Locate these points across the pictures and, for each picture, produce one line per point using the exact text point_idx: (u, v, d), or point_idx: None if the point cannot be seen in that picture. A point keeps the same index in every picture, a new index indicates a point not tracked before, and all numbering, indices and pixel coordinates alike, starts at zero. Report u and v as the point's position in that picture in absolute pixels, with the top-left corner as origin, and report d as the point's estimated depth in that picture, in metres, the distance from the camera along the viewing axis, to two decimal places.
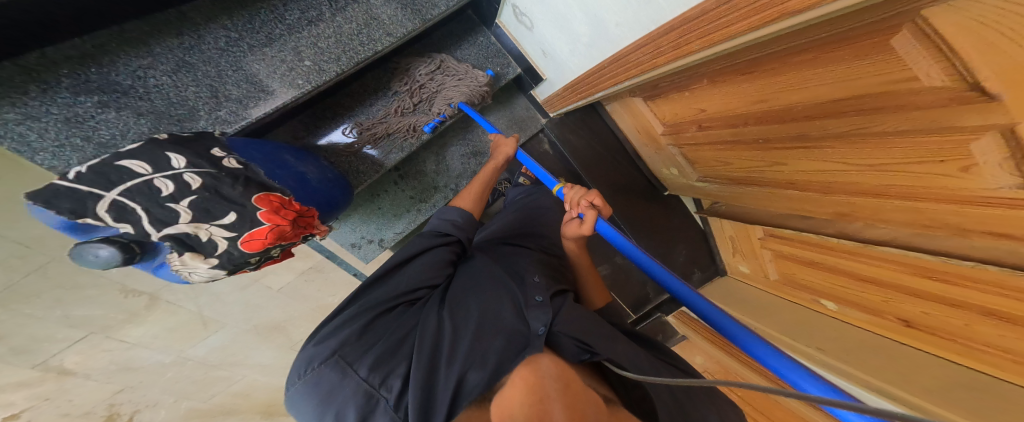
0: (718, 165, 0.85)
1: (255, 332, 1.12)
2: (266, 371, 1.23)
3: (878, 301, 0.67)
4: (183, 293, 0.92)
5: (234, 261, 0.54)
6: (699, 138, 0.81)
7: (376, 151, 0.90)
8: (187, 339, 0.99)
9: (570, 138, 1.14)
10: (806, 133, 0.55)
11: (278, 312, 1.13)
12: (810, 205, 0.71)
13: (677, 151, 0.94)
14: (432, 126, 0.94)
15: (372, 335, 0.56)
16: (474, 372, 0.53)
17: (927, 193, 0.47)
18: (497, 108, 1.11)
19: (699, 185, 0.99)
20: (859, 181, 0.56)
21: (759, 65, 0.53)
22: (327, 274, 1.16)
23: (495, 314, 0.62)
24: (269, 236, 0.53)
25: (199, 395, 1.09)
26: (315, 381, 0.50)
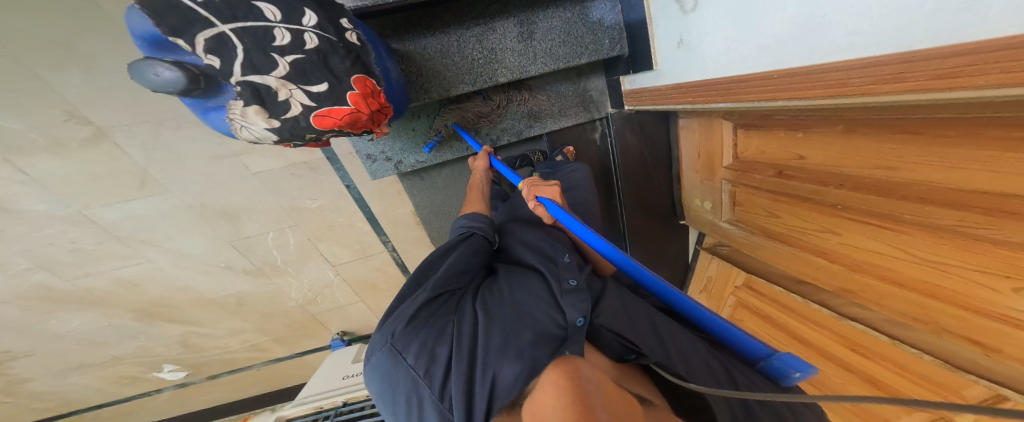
0: (763, 215, 0.86)
1: (197, 211, 1.03)
2: (180, 262, 1.12)
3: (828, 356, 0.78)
4: (137, 140, 0.90)
5: (292, 133, 0.53)
6: (768, 183, 0.79)
7: (450, 79, 0.79)
8: (109, 193, 0.94)
9: (627, 136, 1.09)
10: (898, 214, 0.54)
11: (238, 196, 1.03)
12: (821, 275, 0.75)
13: (728, 188, 0.95)
14: (515, 75, 0.80)
15: (416, 322, 0.50)
16: (507, 368, 0.43)
17: (954, 296, 0.51)
18: (575, 78, 1.01)
19: (725, 226, 1.02)
20: (902, 271, 0.57)
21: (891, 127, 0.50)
22: (320, 176, 1.06)
23: (530, 302, 0.52)
24: (343, 119, 0.54)
25: (61, 272, 1.04)
26: (375, 370, 0.48)
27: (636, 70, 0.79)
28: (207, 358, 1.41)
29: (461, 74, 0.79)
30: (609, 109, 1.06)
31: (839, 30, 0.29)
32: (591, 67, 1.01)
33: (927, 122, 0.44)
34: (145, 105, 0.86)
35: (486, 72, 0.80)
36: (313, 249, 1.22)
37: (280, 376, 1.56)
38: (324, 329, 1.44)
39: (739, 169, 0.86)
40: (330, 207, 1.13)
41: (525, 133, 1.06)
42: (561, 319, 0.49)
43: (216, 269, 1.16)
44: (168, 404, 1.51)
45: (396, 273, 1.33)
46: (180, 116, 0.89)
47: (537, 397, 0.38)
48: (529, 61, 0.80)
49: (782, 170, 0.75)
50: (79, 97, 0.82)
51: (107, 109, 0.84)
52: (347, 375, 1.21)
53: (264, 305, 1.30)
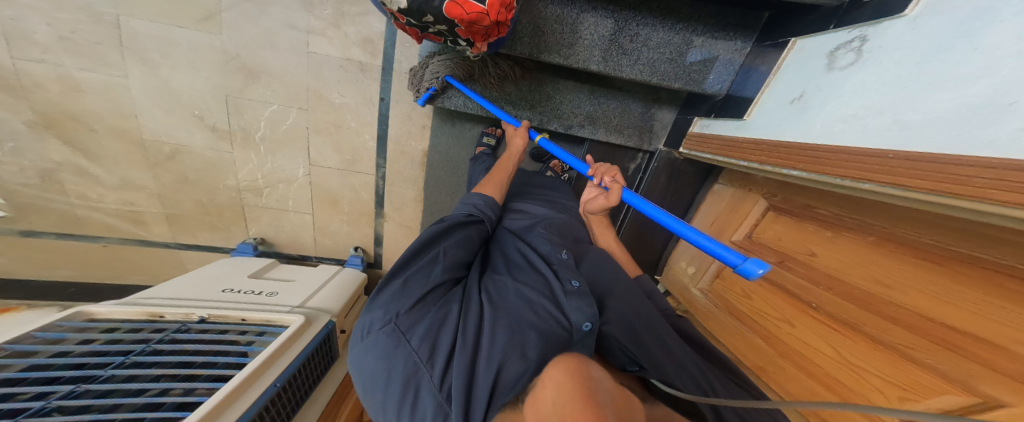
0: (739, 292, 0.90)
1: (227, 61, 0.99)
2: (148, 90, 1.02)
3: None
4: None
5: (419, 9, 0.55)
6: (765, 267, 0.83)
7: (551, 44, 0.78)
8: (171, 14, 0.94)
9: (660, 178, 1.10)
10: (858, 324, 0.61)
11: (276, 62, 1.00)
12: (747, 352, 0.85)
13: (721, 260, 0.98)
14: (606, 68, 0.81)
15: (424, 304, 0.57)
16: (511, 364, 0.49)
17: (843, 392, 0.62)
18: (651, 103, 1.04)
19: (694, 292, 1.07)
20: (825, 365, 0.66)
21: (902, 243, 0.56)
22: (363, 79, 1.03)
23: (535, 306, 0.60)
24: (468, 15, 0.55)
25: (21, 43, 0.93)
26: (372, 349, 0.52)
27: (717, 115, 0.84)
28: (51, 204, 1.17)
29: (559, 44, 0.79)
30: (660, 146, 1.09)
31: (1003, 125, 0.31)
32: (670, 99, 1.04)
33: (938, 251, 0.51)
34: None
35: (585, 51, 0.79)
36: (302, 138, 1.11)
37: (116, 268, 1.30)
38: (240, 227, 1.27)
39: (745, 247, 0.91)
40: (350, 109, 1.07)
41: (576, 129, 1.06)
42: (563, 329, 0.56)
43: (183, 113, 1.05)
44: None
45: (369, 202, 1.23)
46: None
47: (538, 392, 0.39)
48: (628, 63, 0.81)
49: (784, 259, 0.79)
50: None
51: None
52: (229, 289, 0.93)
53: (194, 172, 1.16)
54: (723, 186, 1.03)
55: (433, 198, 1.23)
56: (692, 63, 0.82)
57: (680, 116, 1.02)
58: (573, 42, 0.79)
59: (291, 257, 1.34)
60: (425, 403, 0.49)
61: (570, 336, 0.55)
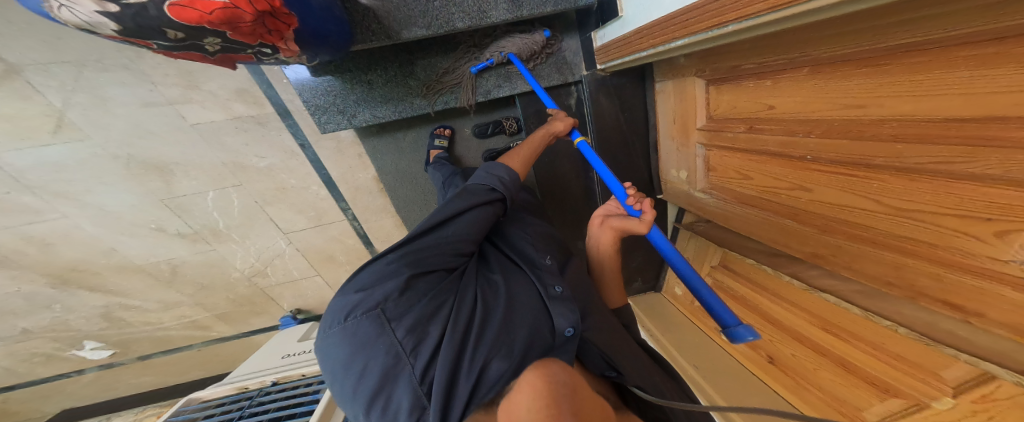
0: (737, 177, 0.81)
1: (123, 163, 0.98)
2: (94, 220, 1.05)
3: (766, 341, 0.96)
4: (55, 81, 0.86)
5: (143, 26, 0.39)
6: (740, 141, 0.74)
7: (405, 21, 0.72)
8: (22, 136, 0.89)
9: (602, 101, 1.02)
10: (866, 158, 0.47)
11: (169, 149, 0.99)
12: (791, 242, 0.70)
13: (704, 153, 0.89)
14: (474, 21, 0.75)
15: (415, 290, 0.52)
16: (499, 361, 0.48)
17: (923, 252, 0.45)
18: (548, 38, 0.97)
19: (699, 196, 0.98)
20: (883, 225, 0.50)
21: (855, 54, 0.44)
22: (268, 132, 1.02)
23: (524, 303, 0.59)
24: (214, 15, 0.41)
25: None
26: (353, 334, 0.47)
27: (604, 23, 0.79)
28: (135, 334, 1.34)
29: (412, 15, 0.72)
30: (582, 72, 1.01)
31: None
32: (564, 26, 0.98)
33: (875, 41, 0.40)
34: (65, 46, 0.83)
35: (443, 15, 0.73)
36: (260, 214, 1.15)
37: (225, 359, 1.51)
38: (275, 306, 1.37)
39: (713, 129, 0.81)
40: (281, 167, 1.08)
41: (494, 93, 1.00)
42: (551, 329, 0.56)
43: (148, 230, 1.10)
44: (89, 388, 1.45)
45: (356, 245, 1.27)
46: (105, 59, 0.86)
47: (514, 395, 0.43)
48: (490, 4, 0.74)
49: (752, 124, 0.69)
50: None
51: (20, 46, 0.81)
52: (288, 354, 1.14)
53: (202, 277, 1.24)
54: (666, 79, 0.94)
55: (410, 219, 1.23)
56: None
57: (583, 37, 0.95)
58: (427, 11, 0.72)
59: None
60: (402, 395, 0.46)
61: (553, 340, 0.55)
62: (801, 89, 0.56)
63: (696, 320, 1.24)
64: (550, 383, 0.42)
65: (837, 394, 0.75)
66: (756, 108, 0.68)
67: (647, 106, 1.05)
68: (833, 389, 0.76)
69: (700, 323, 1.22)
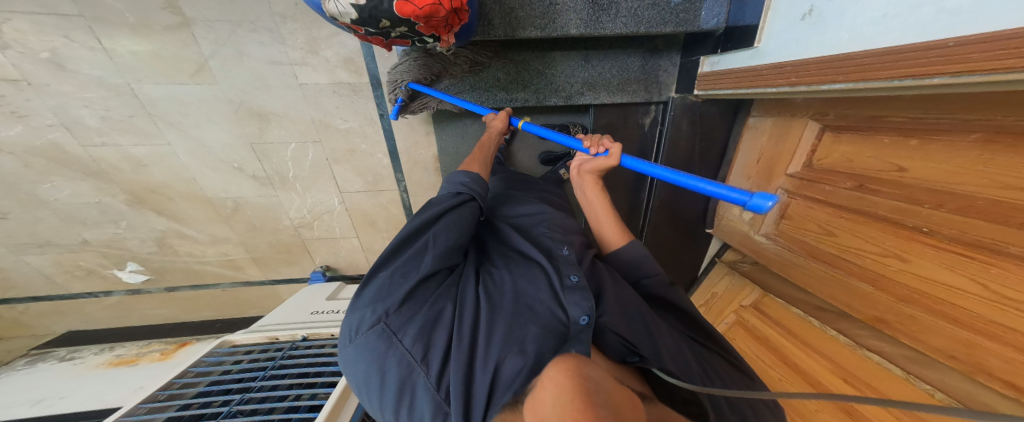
0: (815, 229, 0.78)
1: (235, 107, 1.06)
2: (192, 153, 1.14)
3: (774, 378, 0.97)
4: (213, 36, 0.96)
5: (371, 15, 0.56)
6: (839, 196, 0.71)
7: (524, 18, 0.74)
8: (163, 74, 0.99)
9: (682, 125, 1.01)
10: (998, 245, 0.45)
11: (275, 102, 1.06)
12: (854, 301, 0.70)
13: (784, 198, 0.86)
14: (587, 29, 0.75)
15: (415, 303, 0.60)
16: (511, 360, 0.54)
17: (1010, 339, 0.45)
18: (647, 54, 0.96)
19: (757, 239, 0.96)
20: (976, 310, 0.49)
21: (1016, 137, 0.42)
22: (358, 99, 1.06)
23: (531, 301, 0.65)
24: (421, 9, 0.55)
25: (78, 133, 1.07)
26: (364, 349, 0.56)
27: (725, 49, 0.77)
28: (175, 264, 1.44)
29: (533, 16, 0.73)
30: (670, 94, 1.00)
31: None
32: (668, 44, 0.95)
33: None
34: (234, 6, 0.92)
35: (560, 17, 0.74)
36: (326, 171, 1.20)
37: (240, 305, 1.58)
38: (307, 258, 1.44)
39: (807, 178, 0.78)
40: (358, 131, 1.12)
41: (576, 98, 1.00)
42: (563, 320, 0.62)
43: (225, 168, 1.18)
44: (106, 312, 1.52)
45: (400, 215, 1.32)
46: (258, 21, 0.95)
47: (537, 394, 0.43)
48: (609, 17, 0.75)
49: (864, 182, 0.66)
50: None
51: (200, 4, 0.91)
52: (317, 310, 1.17)
53: (257, 218, 1.31)
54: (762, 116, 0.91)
55: None
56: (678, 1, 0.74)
57: (685, 59, 0.93)
58: (546, 9, 0.73)
59: (354, 277, 1.50)
60: (422, 400, 0.53)
61: (569, 329, 0.60)
62: (932, 158, 0.54)
63: None
64: (571, 379, 0.41)
65: None
66: (880, 167, 0.63)
67: (728, 138, 1.02)
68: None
69: None
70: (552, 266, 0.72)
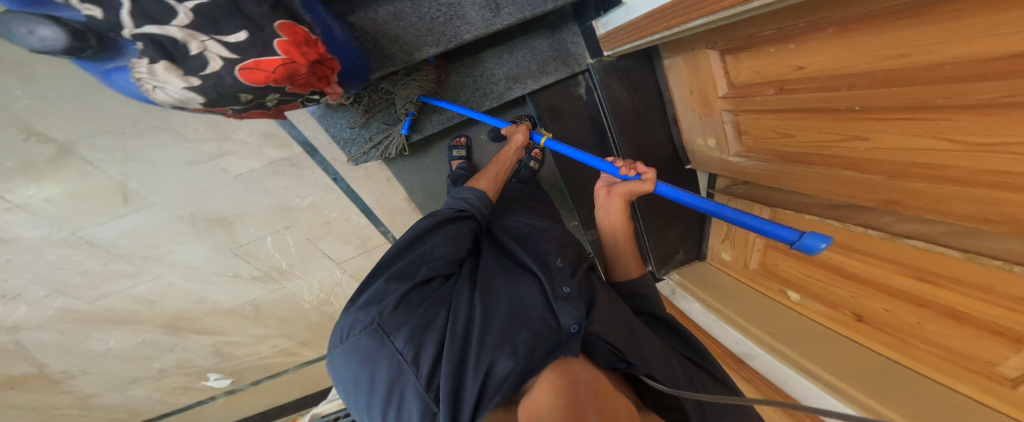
0: (773, 135, 0.77)
1: (189, 222, 1.00)
2: (184, 275, 1.17)
3: (847, 297, 0.89)
4: (105, 154, 0.82)
5: (221, 93, 0.49)
6: (772, 103, 0.72)
7: (410, 36, 0.73)
8: (89, 214, 0.90)
9: (614, 86, 1.04)
10: (926, 103, 0.43)
11: (226, 204, 0.99)
12: (847, 191, 0.65)
13: (731, 118, 0.86)
14: (481, 30, 0.77)
15: (408, 306, 0.64)
16: (500, 362, 0.58)
17: (991, 182, 0.40)
18: (549, 34, 1.00)
19: (734, 160, 0.93)
20: (951, 166, 0.45)
21: (876, 18, 0.44)
22: (301, 172, 0.97)
23: (524, 304, 0.68)
24: (275, 72, 0.50)
25: (78, 294, 1.10)
26: (361, 348, 0.60)
27: (607, 10, 0.84)
28: (243, 364, 1.55)
29: (421, 35, 0.74)
30: (588, 61, 1.03)
31: None
32: (562, 18, 1.00)
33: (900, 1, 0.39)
34: (101, 116, 0.77)
35: (451, 30, 0.76)
36: (314, 248, 1.25)
37: (320, 375, 1.74)
38: None
39: (738, 95, 0.80)
40: (322, 203, 1.11)
41: (507, 95, 1.02)
42: (554, 325, 0.65)
43: (224, 277, 1.22)
44: (223, 410, 1.68)
45: None
46: (139, 123, 0.80)
47: (534, 397, 0.50)
48: (496, 13, 0.77)
49: (783, 86, 0.68)
50: (26, 110, 0.71)
51: (56, 122, 0.74)
52: None
53: (281, 310, 1.41)
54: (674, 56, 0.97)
55: None
56: None
57: (584, 26, 0.97)
58: (429, 23, 0.73)
59: None
60: (412, 401, 0.57)
61: (559, 336, 0.62)
62: (839, 41, 0.53)
63: (761, 287, 1.21)
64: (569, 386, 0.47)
65: (947, 347, 0.66)
66: (781, 72, 0.67)
67: (660, 81, 1.05)
68: (941, 341, 0.67)
69: (767, 291, 1.18)
70: (546, 273, 0.75)
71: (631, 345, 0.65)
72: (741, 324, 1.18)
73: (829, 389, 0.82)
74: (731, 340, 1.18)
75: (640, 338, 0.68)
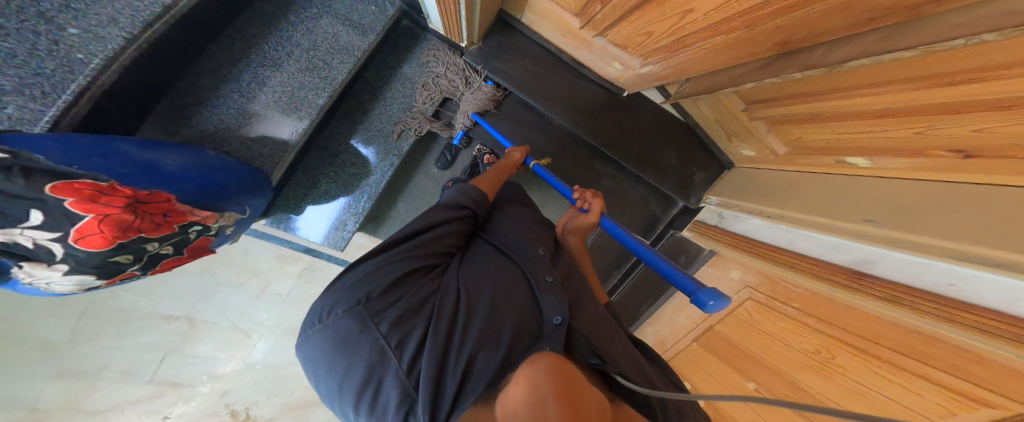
0: (641, 38, 0.85)
1: (290, 334, 1.33)
2: None
3: (913, 133, 0.58)
4: (215, 311, 1.14)
5: (93, 261, 0.55)
6: (609, 13, 0.81)
7: (276, 127, 0.92)
8: (242, 347, 1.25)
9: (499, 65, 1.11)
10: None
11: (301, 315, 1.32)
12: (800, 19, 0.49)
13: (604, 39, 0.94)
14: (329, 86, 0.97)
15: (396, 289, 0.53)
16: (486, 353, 0.48)
17: None
18: (407, 53, 1.15)
19: (644, 72, 0.95)
20: None
21: None
22: (321, 270, 1.31)
23: (512, 295, 0.58)
24: (104, 230, 0.52)
25: (282, 392, 1.38)
26: (337, 331, 0.48)
27: (420, 12, 1.07)
28: None
29: (284, 118, 0.92)
30: (460, 58, 1.15)
31: None
32: (405, 38, 1.15)
33: None
34: (183, 292, 1.06)
35: (302, 100, 0.94)
36: None
37: None
38: None
39: (587, 21, 0.90)
40: None
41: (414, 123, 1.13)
42: (538, 318, 0.56)
43: None
44: None
45: None
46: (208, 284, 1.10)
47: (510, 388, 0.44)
48: (329, 71, 0.98)
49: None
50: (148, 305, 1.01)
51: (172, 303, 1.05)
52: None
53: None
54: (527, 15, 1.07)
55: None
56: (355, 15, 1.01)
57: (422, 31, 1.15)
58: (281, 104, 0.92)
59: None
60: (388, 390, 0.45)
61: (541, 331, 0.54)
62: None
63: (805, 168, 0.88)
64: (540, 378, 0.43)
65: None
66: None
67: (538, 44, 1.14)
68: None
69: (814, 167, 0.85)
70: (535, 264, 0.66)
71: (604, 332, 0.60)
72: (811, 224, 0.75)
73: (910, 251, 0.51)
74: (812, 247, 0.73)
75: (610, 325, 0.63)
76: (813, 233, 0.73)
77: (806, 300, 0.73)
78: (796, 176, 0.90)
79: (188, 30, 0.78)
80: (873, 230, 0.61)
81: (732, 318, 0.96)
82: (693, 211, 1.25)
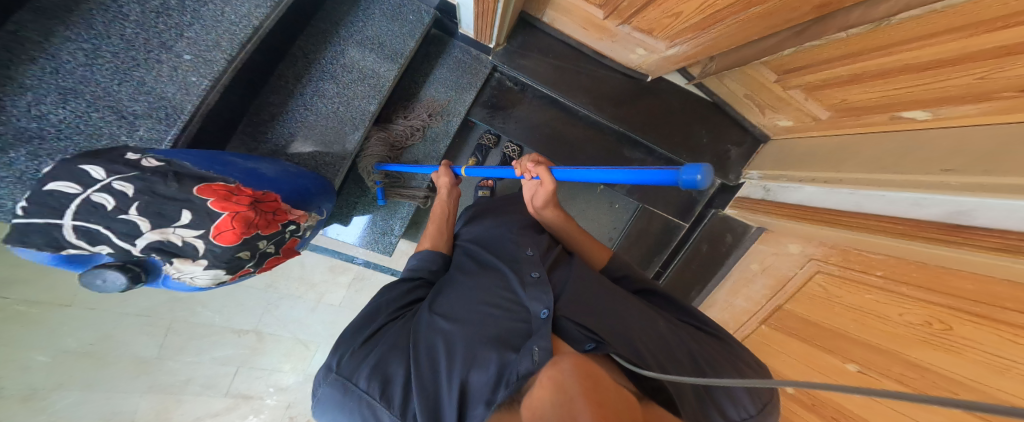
0: (668, 20, 0.85)
1: None
2: None
3: (970, 82, 0.55)
4: (279, 324, 1.22)
5: (225, 257, 0.57)
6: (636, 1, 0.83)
7: (332, 137, 0.98)
8: (303, 358, 1.30)
9: (524, 63, 1.15)
10: None
11: None
12: None
13: (629, 27, 0.96)
14: (376, 93, 1.03)
15: (367, 346, 0.55)
16: (475, 374, 0.49)
17: None
18: (440, 58, 1.20)
19: (670, 54, 0.96)
20: None
21: None
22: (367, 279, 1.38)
23: (488, 310, 0.58)
24: (235, 225, 0.56)
25: None
26: (326, 401, 0.51)
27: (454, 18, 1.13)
28: None
29: (337, 127, 0.99)
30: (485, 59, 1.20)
31: None
32: (438, 44, 1.21)
33: None
34: (251, 307, 1.15)
35: (353, 108, 1.01)
36: None
37: None
38: None
39: (613, 10, 0.91)
40: None
41: (450, 127, 1.18)
42: (525, 318, 0.56)
43: None
44: None
45: None
46: (271, 297, 1.20)
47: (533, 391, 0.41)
48: (376, 80, 1.04)
49: None
50: (219, 320, 1.09)
51: (242, 317, 1.13)
52: None
53: None
54: (550, 14, 1.12)
55: None
56: (396, 27, 1.08)
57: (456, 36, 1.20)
58: (336, 113, 1.00)
59: None
60: None
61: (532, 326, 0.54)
62: None
63: (852, 129, 0.84)
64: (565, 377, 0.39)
65: None
66: None
67: (558, 39, 1.16)
68: None
69: (862, 127, 0.81)
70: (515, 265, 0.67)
71: (614, 318, 0.55)
72: (883, 183, 0.71)
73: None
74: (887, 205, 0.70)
75: (624, 307, 0.59)
76: (885, 192, 0.70)
77: (893, 265, 0.68)
78: (845, 138, 0.86)
79: (261, 51, 0.87)
80: (957, 180, 0.57)
81: (803, 294, 0.90)
82: (733, 188, 1.21)
